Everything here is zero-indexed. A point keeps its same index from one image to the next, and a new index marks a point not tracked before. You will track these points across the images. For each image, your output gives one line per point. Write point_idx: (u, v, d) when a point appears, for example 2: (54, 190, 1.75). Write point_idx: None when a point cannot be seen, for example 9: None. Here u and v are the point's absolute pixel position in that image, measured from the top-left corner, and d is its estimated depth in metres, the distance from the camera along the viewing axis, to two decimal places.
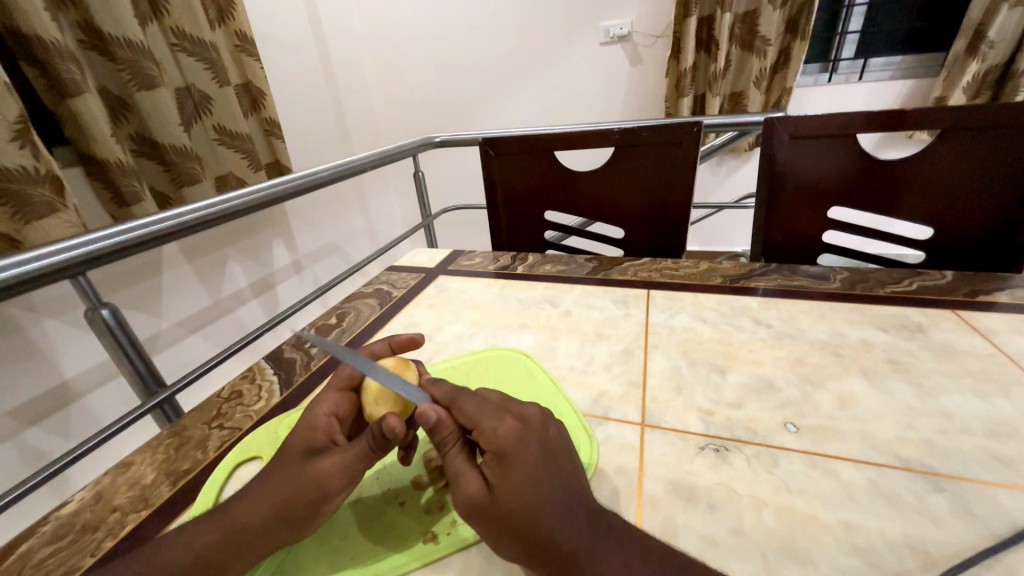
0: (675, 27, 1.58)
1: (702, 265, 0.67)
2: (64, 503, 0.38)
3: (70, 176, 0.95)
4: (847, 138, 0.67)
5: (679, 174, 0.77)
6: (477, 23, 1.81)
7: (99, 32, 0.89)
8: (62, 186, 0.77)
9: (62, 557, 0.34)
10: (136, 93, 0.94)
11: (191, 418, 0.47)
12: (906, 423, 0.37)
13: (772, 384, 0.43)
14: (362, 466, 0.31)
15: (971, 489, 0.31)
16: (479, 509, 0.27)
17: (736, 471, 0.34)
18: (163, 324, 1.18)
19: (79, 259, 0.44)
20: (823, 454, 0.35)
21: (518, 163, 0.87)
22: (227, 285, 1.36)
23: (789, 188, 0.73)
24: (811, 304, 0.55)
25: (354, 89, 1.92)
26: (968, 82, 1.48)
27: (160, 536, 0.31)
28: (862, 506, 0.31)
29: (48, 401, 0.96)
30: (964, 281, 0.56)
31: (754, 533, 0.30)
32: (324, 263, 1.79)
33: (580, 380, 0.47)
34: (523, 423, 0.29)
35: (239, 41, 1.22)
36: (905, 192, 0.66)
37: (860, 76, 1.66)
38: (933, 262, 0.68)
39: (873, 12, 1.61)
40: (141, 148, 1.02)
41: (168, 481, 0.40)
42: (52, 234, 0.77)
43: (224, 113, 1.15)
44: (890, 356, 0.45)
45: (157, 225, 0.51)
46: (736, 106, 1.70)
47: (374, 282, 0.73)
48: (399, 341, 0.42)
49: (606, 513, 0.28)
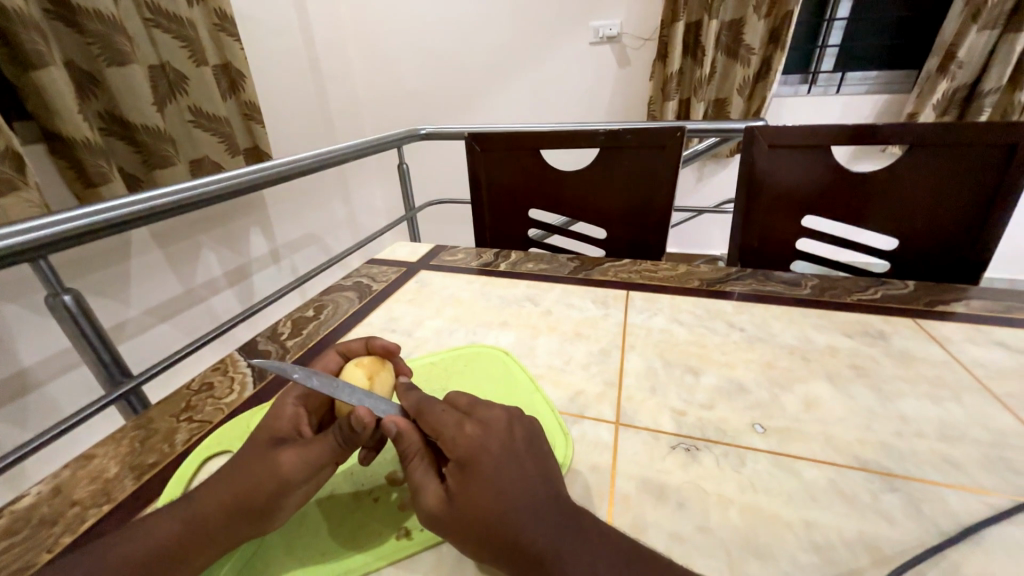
0: (663, 30, 1.61)
1: (680, 268, 0.69)
2: (19, 497, 0.37)
3: (32, 153, 0.91)
4: (823, 150, 0.69)
5: (661, 177, 0.78)
6: (466, 16, 1.79)
7: (66, 3, 0.84)
8: (23, 164, 0.73)
9: (15, 554, 0.33)
10: (106, 69, 0.90)
11: (158, 410, 0.46)
12: (865, 425, 0.39)
13: (742, 386, 0.44)
14: (325, 460, 0.31)
15: (922, 489, 0.33)
16: (439, 519, 0.28)
17: (705, 469, 0.36)
18: (130, 311, 1.13)
19: (39, 242, 0.42)
20: (786, 454, 0.37)
21: (503, 160, 0.87)
22: (200, 273, 1.31)
23: (767, 196, 0.75)
24: (782, 309, 0.57)
25: (339, 76, 1.87)
26: (937, 100, 1.54)
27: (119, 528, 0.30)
28: (821, 504, 0.33)
29: (3, 389, 0.91)
30: (924, 291, 0.59)
31: (720, 530, 0.31)
32: (303, 253, 1.75)
33: (557, 379, 0.47)
34: (486, 428, 0.30)
35: (218, 20, 1.17)
36: (874, 204, 0.68)
37: (837, 89, 1.72)
38: (897, 270, 0.71)
39: (852, 27, 1.66)
40: (110, 127, 0.97)
41: (132, 475, 0.39)
42: (10, 213, 0.73)
43: (201, 96, 1.11)
44: (854, 361, 0.47)
45: (126, 209, 0.49)
46: (719, 113, 1.73)
47: (353, 275, 0.72)
48: (378, 341, 0.40)
49: (578, 513, 0.28)
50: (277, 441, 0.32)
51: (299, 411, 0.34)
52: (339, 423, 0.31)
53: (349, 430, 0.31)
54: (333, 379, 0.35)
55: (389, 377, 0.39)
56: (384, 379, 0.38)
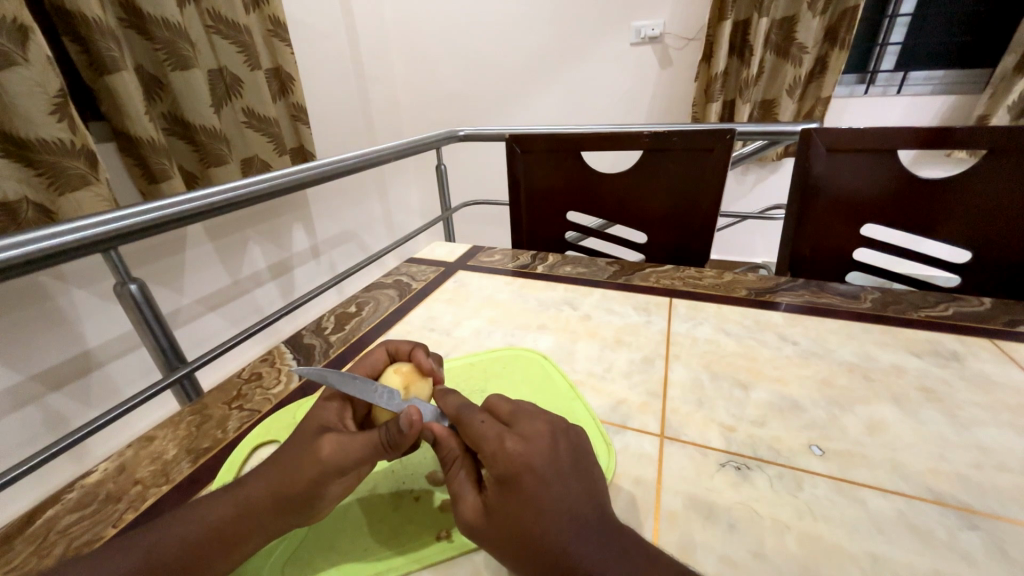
0: (709, 28, 1.55)
1: (725, 276, 0.66)
2: (89, 472, 0.39)
3: (104, 151, 0.98)
4: (890, 153, 0.64)
5: (707, 181, 0.76)
6: (505, 18, 1.80)
7: (138, 11, 0.90)
8: (96, 161, 0.79)
9: (86, 525, 0.35)
10: (171, 73, 0.96)
11: (212, 397, 0.48)
12: (938, 454, 0.36)
13: (797, 404, 0.42)
14: (368, 453, 0.31)
15: (1007, 529, 0.30)
16: (477, 531, 0.28)
17: (758, 492, 0.34)
18: (183, 300, 1.20)
19: (113, 233, 0.44)
20: (849, 481, 0.34)
21: (544, 161, 0.86)
22: (246, 266, 1.38)
23: (822, 202, 0.70)
24: (840, 323, 0.53)
25: (380, 78, 1.92)
26: (1013, 104, 1.41)
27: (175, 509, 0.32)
28: (889, 537, 0.30)
29: (71, 367, 0.99)
30: (1003, 309, 0.54)
31: (775, 557, 0.29)
32: (342, 249, 1.80)
33: (598, 387, 0.46)
34: (529, 443, 0.29)
35: (272, 26, 1.23)
36: (945, 213, 0.63)
37: (898, 89, 1.61)
38: (968, 286, 0.65)
39: (917, 23, 1.56)
40: (173, 127, 1.04)
41: (189, 458, 0.41)
42: (82, 206, 0.79)
43: (254, 97, 1.17)
44: (923, 383, 0.44)
45: (186, 204, 0.51)
46: (767, 114, 1.66)
47: (393, 272, 0.73)
48: (421, 351, 0.40)
49: (627, 533, 0.27)
50: (321, 429, 0.32)
51: (345, 406, 0.35)
52: (384, 423, 0.31)
53: (395, 431, 0.30)
54: (371, 382, 0.36)
55: (426, 387, 0.39)
56: (420, 390, 0.38)
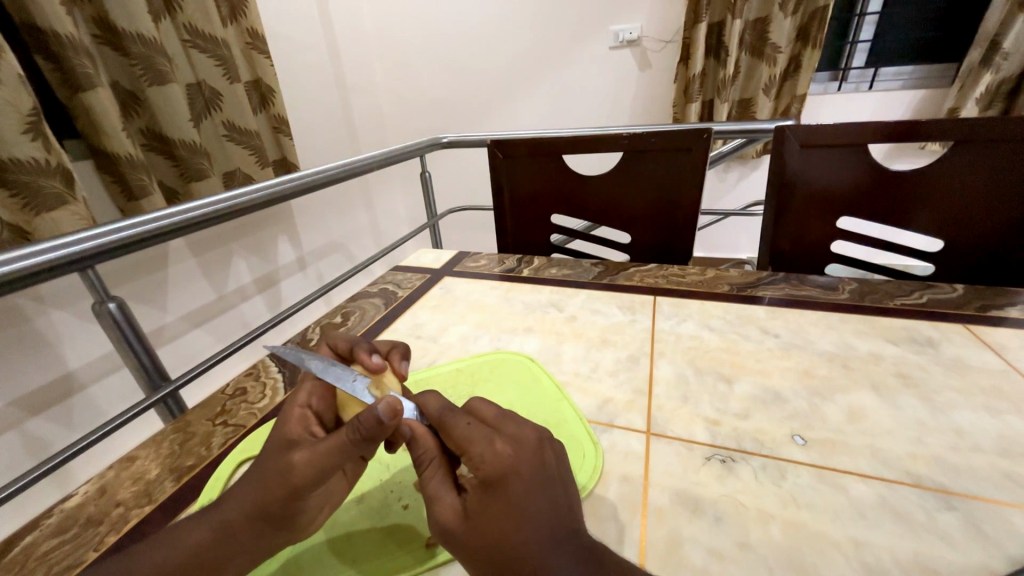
0: (685, 31, 1.58)
1: (708, 272, 0.67)
2: (69, 496, 0.38)
3: (80, 169, 0.96)
4: (861, 148, 0.66)
5: (688, 179, 0.77)
6: (485, 25, 1.82)
7: (113, 27, 0.89)
8: (73, 179, 0.77)
9: (65, 551, 0.34)
10: (148, 88, 0.94)
11: (197, 414, 0.48)
12: (917, 438, 0.37)
13: (779, 396, 0.43)
14: (339, 458, 0.30)
15: (983, 508, 0.31)
16: (453, 534, 0.27)
17: (743, 483, 0.34)
18: (167, 317, 1.18)
19: (89, 252, 0.43)
20: (831, 468, 0.35)
21: (526, 166, 0.87)
22: (231, 281, 1.36)
23: (799, 197, 0.72)
24: (819, 315, 0.54)
25: (363, 87, 1.92)
26: (981, 94, 1.46)
27: (150, 539, 0.30)
28: (870, 521, 0.31)
29: (51, 392, 0.96)
30: (975, 295, 0.55)
31: (761, 546, 0.30)
32: (329, 260, 1.79)
33: (585, 387, 0.47)
34: (517, 447, 0.29)
35: (250, 38, 1.22)
36: (916, 203, 0.65)
37: (870, 85, 1.66)
38: (943, 273, 0.67)
39: (884, 21, 1.60)
40: (151, 143, 1.03)
41: (172, 476, 0.40)
42: (61, 225, 0.78)
43: (234, 111, 1.16)
44: (900, 370, 0.45)
45: (165, 221, 0.50)
46: (745, 112, 1.70)
47: (379, 281, 0.73)
48: (359, 347, 0.40)
49: (600, 548, 0.26)
50: (288, 444, 0.31)
51: (308, 417, 0.34)
52: (356, 418, 0.30)
53: (372, 423, 0.29)
54: (343, 373, 0.36)
55: (394, 379, 0.38)
56: (391, 381, 0.37)
